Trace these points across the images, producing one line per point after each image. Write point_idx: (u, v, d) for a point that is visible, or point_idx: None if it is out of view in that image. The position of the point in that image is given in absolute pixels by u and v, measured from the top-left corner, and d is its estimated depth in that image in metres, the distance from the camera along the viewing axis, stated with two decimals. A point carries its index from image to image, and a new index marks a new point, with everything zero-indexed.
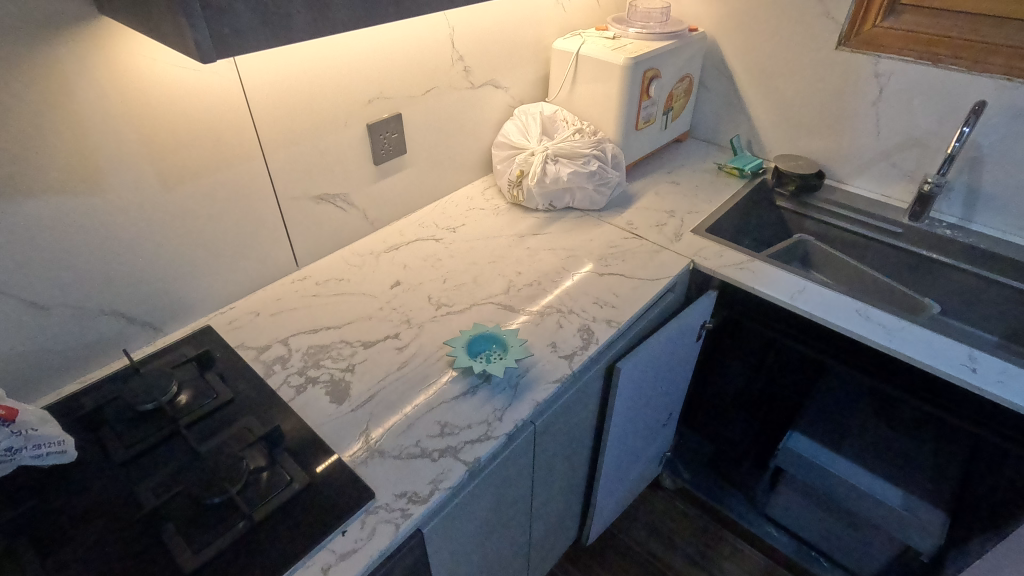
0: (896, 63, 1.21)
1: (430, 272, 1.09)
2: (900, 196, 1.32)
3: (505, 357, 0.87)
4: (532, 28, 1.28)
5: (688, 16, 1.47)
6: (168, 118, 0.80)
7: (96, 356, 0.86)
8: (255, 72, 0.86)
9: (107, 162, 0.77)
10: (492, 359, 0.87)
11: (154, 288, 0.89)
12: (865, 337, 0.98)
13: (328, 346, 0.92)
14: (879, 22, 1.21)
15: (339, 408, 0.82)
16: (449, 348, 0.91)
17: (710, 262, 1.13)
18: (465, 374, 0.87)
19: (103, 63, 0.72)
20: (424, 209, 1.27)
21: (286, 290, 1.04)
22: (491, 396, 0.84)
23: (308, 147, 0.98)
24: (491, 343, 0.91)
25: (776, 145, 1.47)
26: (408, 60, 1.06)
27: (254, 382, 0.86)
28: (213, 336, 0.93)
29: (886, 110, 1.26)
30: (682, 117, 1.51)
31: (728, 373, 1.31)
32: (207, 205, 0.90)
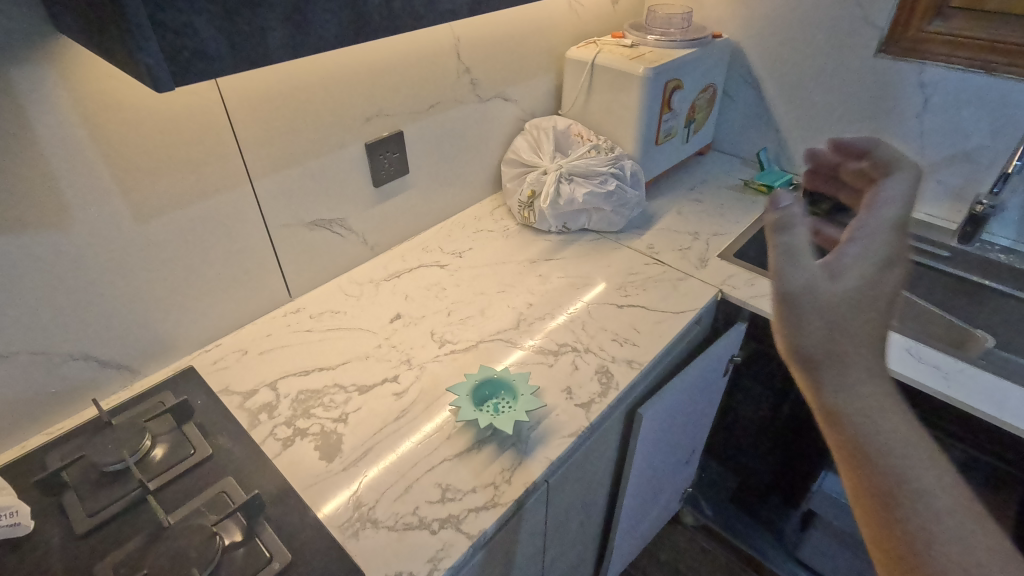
0: (944, 72, 1.10)
1: (434, 304, 1.00)
2: (947, 215, 1.21)
3: (515, 409, 0.77)
4: (543, 36, 1.19)
5: (711, 21, 1.38)
6: (139, 146, 0.72)
7: (65, 404, 0.78)
8: (237, 90, 0.77)
9: (72, 196, 0.69)
10: (500, 410, 0.78)
11: (130, 328, 0.81)
12: (918, 382, 0.88)
13: (320, 391, 0.84)
14: (925, 26, 1.10)
15: (329, 466, 0.74)
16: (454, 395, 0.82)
17: (739, 291, 1.03)
18: (470, 427, 0.78)
19: (63, 88, 0.64)
20: (429, 231, 1.18)
21: (278, 325, 0.96)
22: (499, 454, 0.75)
23: (300, 170, 0.90)
24: (500, 390, 0.82)
25: (807, 159, 1.37)
26: (409, 74, 0.97)
27: (236, 434, 0.77)
28: (195, 379, 0.85)
29: (932, 123, 1.15)
30: (704, 129, 1.41)
31: (757, 408, 1.21)
32: (187, 237, 0.81)
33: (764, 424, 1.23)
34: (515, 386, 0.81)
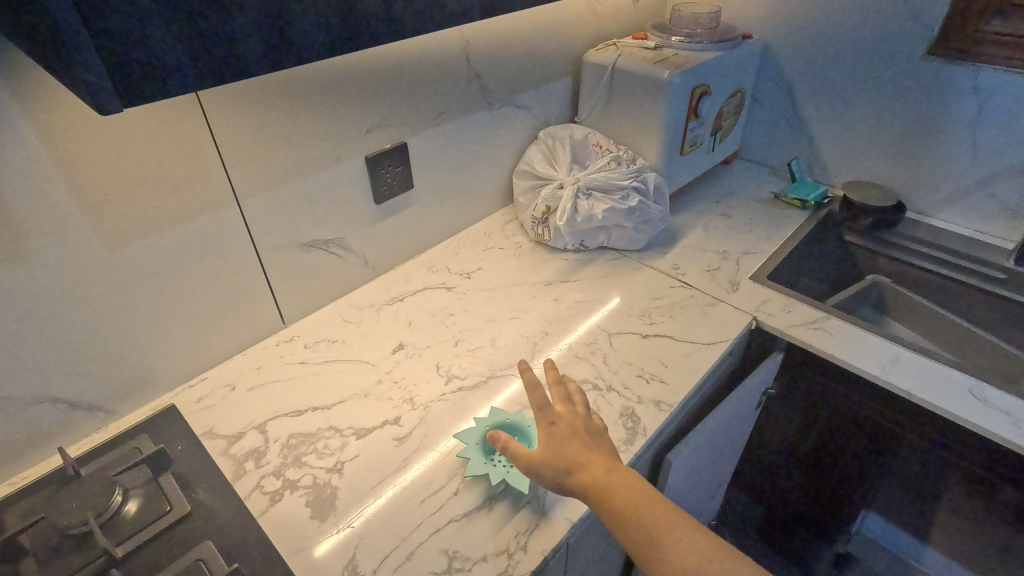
0: (1003, 76, 0.99)
1: (441, 332, 0.92)
2: (1001, 232, 1.10)
3: None
4: (560, 38, 1.10)
5: (740, 20, 1.28)
6: (109, 167, 0.64)
7: (30, 452, 0.70)
8: (221, 102, 0.69)
9: (32, 224, 0.61)
10: (513, 462, 0.71)
11: (103, 366, 0.73)
12: (985, 429, 0.78)
13: (313, 435, 0.75)
14: (981, 26, 0.99)
15: (321, 526, 0.66)
16: (463, 441, 0.74)
17: (776, 319, 0.94)
18: (481, 481, 0.70)
19: (19, 104, 0.56)
20: (435, 249, 1.10)
21: (270, 355, 0.87)
22: (515, 513, 0.66)
23: (294, 188, 0.82)
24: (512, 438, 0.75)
25: (843, 170, 1.27)
26: (414, 81, 0.89)
27: (218, 487, 0.69)
28: (177, 420, 0.77)
29: (988, 132, 1.05)
30: (731, 136, 1.32)
31: (790, 441, 1.12)
32: (167, 265, 0.73)
33: (798, 458, 1.13)
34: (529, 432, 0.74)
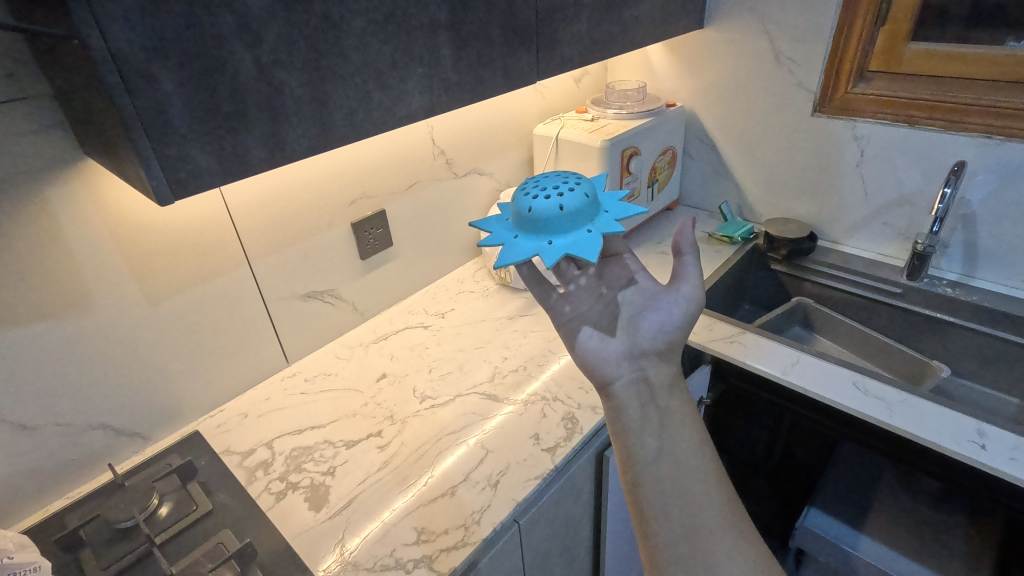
0: (873, 127, 1.20)
1: (418, 363, 1.10)
2: (897, 254, 1.29)
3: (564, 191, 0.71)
4: (512, 116, 1.34)
5: (666, 92, 1.52)
6: (153, 241, 0.84)
7: (83, 470, 0.87)
8: (239, 196, 0.91)
9: (94, 288, 0.81)
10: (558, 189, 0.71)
11: (143, 399, 0.91)
12: (861, 412, 0.95)
13: (311, 448, 0.93)
14: (851, 88, 1.21)
15: (317, 515, 0.82)
16: (541, 204, 0.69)
17: (700, 336, 1.13)
18: (697, 247, 0.71)
19: (91, 198, 0.77)
20: (415, 295, 1.29)
21: (275, 389, 1.05)
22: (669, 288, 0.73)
23: (294, 251, 1.02)
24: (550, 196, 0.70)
25: (766, 210, 1.47)
26: (389, 161, 1.11)
27: (236, 491, 0.86)
28: (201, 443, 0.94)
29: (869, 171, 1.25)
30: (669, 187, 1.53)
31: (738, 446, 1.27)
32: (192, 316, 0.93)
33: (748, 463, 1.28)
34: (514, 213, 0.73)
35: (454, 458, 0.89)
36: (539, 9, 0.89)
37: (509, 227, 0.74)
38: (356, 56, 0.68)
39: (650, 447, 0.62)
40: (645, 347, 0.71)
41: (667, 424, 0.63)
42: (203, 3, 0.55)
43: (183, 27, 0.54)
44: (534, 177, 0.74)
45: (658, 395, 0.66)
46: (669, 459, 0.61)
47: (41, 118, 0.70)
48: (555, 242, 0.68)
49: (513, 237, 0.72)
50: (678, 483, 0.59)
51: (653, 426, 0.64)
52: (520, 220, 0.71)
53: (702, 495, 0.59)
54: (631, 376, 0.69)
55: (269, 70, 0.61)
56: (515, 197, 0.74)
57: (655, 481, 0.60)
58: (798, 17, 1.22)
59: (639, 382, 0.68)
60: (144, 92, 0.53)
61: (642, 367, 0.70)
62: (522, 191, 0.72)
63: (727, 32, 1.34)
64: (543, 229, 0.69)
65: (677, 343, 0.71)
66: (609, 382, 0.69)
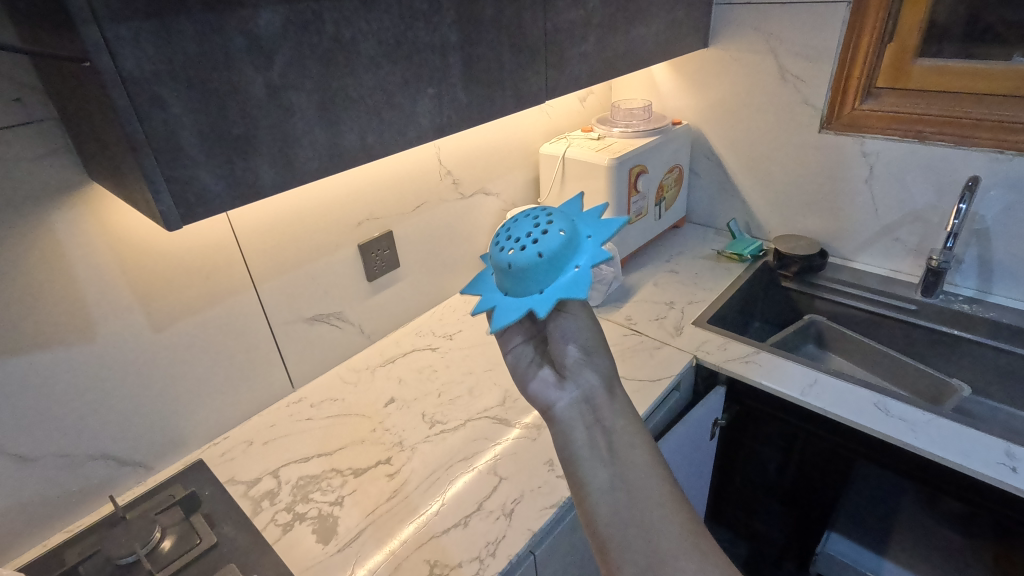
0: (882, 143, 1.19)
1: (426, 387, 1.07)
2: (910, 270, 1.27)
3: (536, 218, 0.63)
4: (518, 135, 1.33)
5: (671, 111, 1.52)
6: (159, 266, 0.82)
7: (83, 502, 0.84)
8: (246, 219, 0.90)
9: (98, 314, 0.79)
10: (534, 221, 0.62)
11: (147, 427, 0.89)
12: (883, 434, 0.93)
13: (318, 476, 0.90)
14: (858, 105, 1.21)
15: (325, 548, 0.79)
16: (554, 227, 0.60)
17: (713, 356, 1.11)
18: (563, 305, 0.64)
19: (97, 222, 0.75)
20: (422, 317, 1.27)
21: (280, 415, 1.03)
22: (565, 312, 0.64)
23: (301, 273, 1.01)
24: (540, 225, 0.61)
25: (774, 227, 1.46)
26: (396, 182, 1.10)
27: (241, 523, 0.83)
28: (205, 472, 0.92)
29: (880, 187, 1.24)
30: (676, 205, 1.52)
31: (754, 468, 1.24)
32: (197, 342, 0.91)
33: (765, 487, 1.25)
34: (549, 260, 0.58)
35: (466, 487, 0.86)
36: (548, 30, 0.88)
37: (522, 293, 0.60)
38: (366, 77, 0.67)
39: (602, 477, 0.53)
40: (574, 362, 0.62)
41: (616, 447, 0.54)
42: (214, 25, 0.54)
43: (193, 50, 0.53)
44: (501, 234, 0.62)
45: (603, 414, 0.57)
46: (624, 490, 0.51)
47: (47, 143, 0.69)
48: (585, 262, 0.59)
49: (543, 294, 0.58)
50: (643, 524, 0.50)
51: (603, 450, 0.55)
52: (564, 253, 0.59)
53: (667, 534, 0.49)
54: (572, 394, 0.60)
55: (279, 92, 0.60)
56: (503, 265, 0.60)
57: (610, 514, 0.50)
58: (802, 35, 1.22)
59: (581, 401, 0.59)
60: (153, 116, 0.52)
61: (582, 382, 0.60)
62: (508, 252, 0.60)
63: (732, 50, 1.34)
64: (563, 263, 0.59)
65: (604, 347, 0.62)
66: (550, 406, 0.59)
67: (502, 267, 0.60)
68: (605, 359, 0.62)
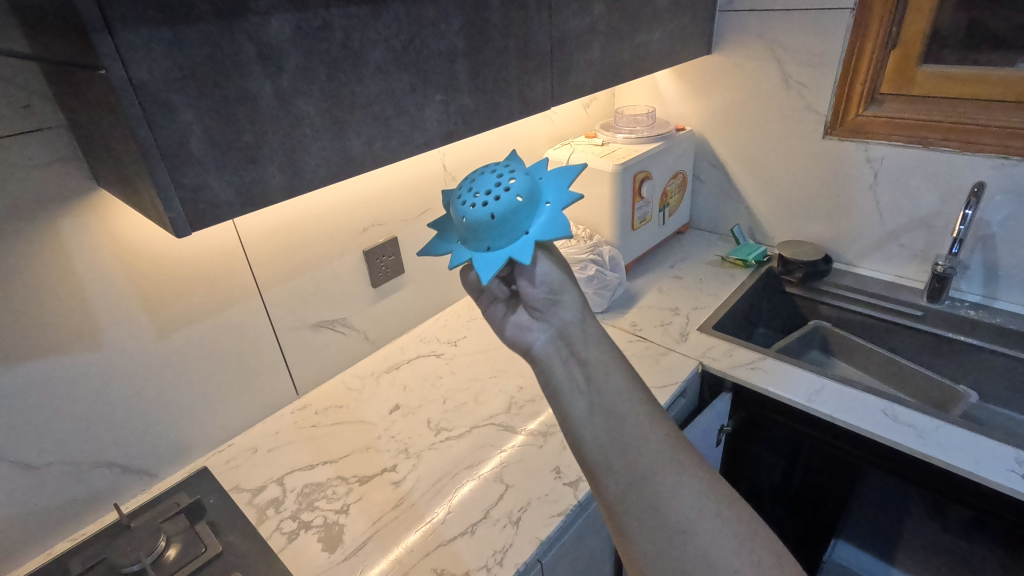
0: (887, 149, 1.20)
1: (431, 393, 1.07)
2: (915, 276, 1.27)
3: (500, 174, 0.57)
4: (522, 142, 1.33)
5: (675, 117, 1.52)
6: (165, 272, 0.82)
7: (88, 510, 0.84)
8: (253, 226, 0.90)
9: (104, 321, 0.79)
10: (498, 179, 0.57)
11: (152, 435, 0.88)
12: (892, 441, 0.92)
13: (324, 484, 0.89)
14: (862, 111, 1.21)
15: (331, 557, 0.78)
16: (513, 188, 0.55)
17: (719, 362, 1.11)
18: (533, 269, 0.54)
19: (104, 229, 0.75)
20: (426, 323, 1.27)
21: (285, 422, 1.03)
22: (543, 255, 0.54)
23: (307, 280, 1.00)
24: (504, 183, 0.56)
25: (778, 233, 1.46)
26: (401, 189, 1.10)
27: (246, 531, 0.82)
28: (210, 480, 0.91)
29: (884, 193, 1.24)
30: (680, 210, 1.52)
31: (760, 475, 1.23)
32: (202, 349, 0.90)
33: (771, 494, 1.24)
34: (503, 222, 0.54)
35: (472, 494, 0.85)
36: (553, 37, 0.89)
37: (503, 244, 0.55)
38: (373, 84, 0.67)
39: (580, 406, 0.47)
40: (543, 301, 0.54)
41: (593, 374, 0.48)
42: (225, 33, 0.54)
43: (204, 58, 0.53)
44: (462, 189, 0.57)
45: (578, 347, 0.50)
46: (606, 416, 0.46)
47: (56, 150, 0.69)
48: (553, 200, 0.58)
49: (529, 236, 0.55)
50: (625, 445, 0.45)
51: (579, 382, 0.48)
52: (518, 217, 0.55)
53: (653, 453, 0.44)
54: (549, 332, 0.53)
55: (288, 99, 0.60)
56: (481, 220, 0.55)
57: (594, 443, 0.45)
58: (806, 42, 1.23)
59: (556, 339, 0.52)
60: (164, 124, 0.52)
61: (553, 319, 0.53)
62: (485, 204, 0.55)
63: (735, 57, 1.35)
64: (513, 227, 0.55)
65: (572, 281, 0.54)
66: (529, 349, 0.53)
67: (483, 221, 0.55)
68: (574, 292, 0.53)
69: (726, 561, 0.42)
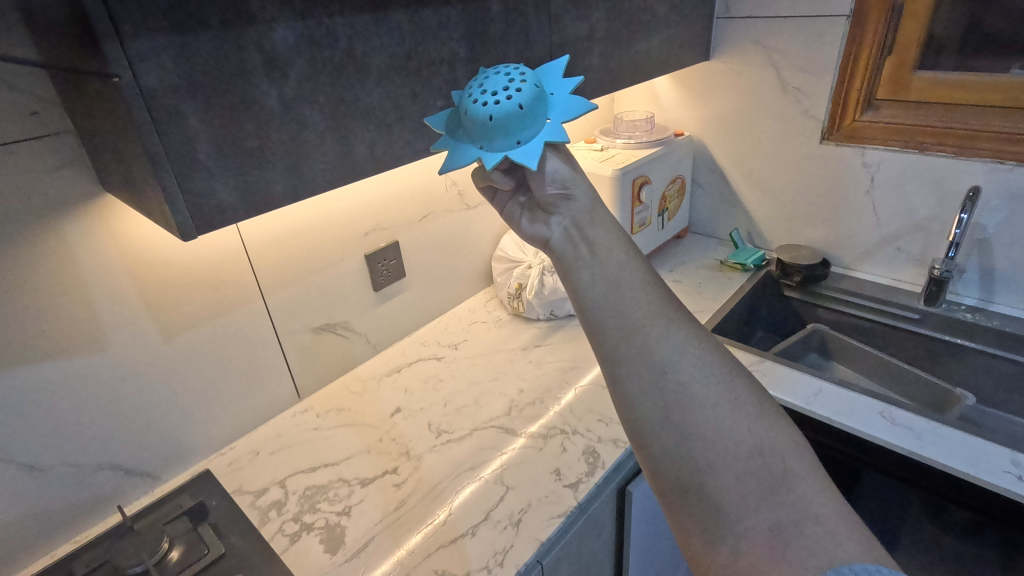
0: (883, 154, 1.21)
1: (432, 396, 1.08)
2: (912, 280, 1.28)
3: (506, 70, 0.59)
4: None
5: (673, 122, 1.53)
6: (169, 275, 0.83)
7: (91, 512, 0.84)
8: (256, 231, 0.91)
9: (109, 324, 0.79)
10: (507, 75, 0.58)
11: (155, 438, 0.89)
12: (890, 443, 0.93)
13: (325, 486, 0.90)
14: (859, 116, 1.22)
15: (333, 558, 0.79)
16: (526, 80, 0.58)
17: None
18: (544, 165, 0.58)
19: (109, 233, 0.76)
20: (427, 327, 1.28)
21: (286, 425, 1.03)
22: (553, 156, 0.59)
23: (309, 284, 1.01)
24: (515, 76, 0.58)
25: (776, 237, 1.47)
26: (402, 193, 1.11)
27: (248, 533, 0.83)
28: (212, 482, 0.92)
29: (881, 197, 1.25)
30: (678, 215, 1.53)
31: None
32: (205, 352, 0.91)
33: None
34: (527, 111, 0.57)
35: (473, 496, 0.86)
36: (553, 43, 0.90)
37: (499, 148, 0.58)
38: (375, 90, 0.68)
39: (586, 275, 0.52)
40: (555, 197, 0.59)
41: (597, 250, 0.53)
42: (232, 41, 0.55)
43: (211, 66, 0.54)
44: (473, 87, 0.58)
45: (588, 230, 0.55)
46: (605, 281, 0.50)
47: (63, 155, 0.70)
48: (555, 115, 0.60)
49: (550, 124, 0.59)
50: (622, 300, 0.49)
51: (586, 255, 0.53)
52: (538, 105, 0.58)
53: (644, 310, 0.49)
54: (561, 225, 0.59)
55: (293, 106, 0.62)
56: (482, 120, 0.57)
57: (593, 296, 0.50)
58: (802, 48, 1.24)
59: (569, 229, 0.57)
60: (172, 129, 0.53)
61: (565, 213, 0.59)
62: (487, 105, 0.56)
63: (733, 63, 1.36)
64: (536, 116, 0.58)
65: (581, 176, 0.59)
66: (547, 241, 0.59)
67: (483, 121, 0.57)
68: (584, 186, 0.58)
69: (705, 396, 0.45)
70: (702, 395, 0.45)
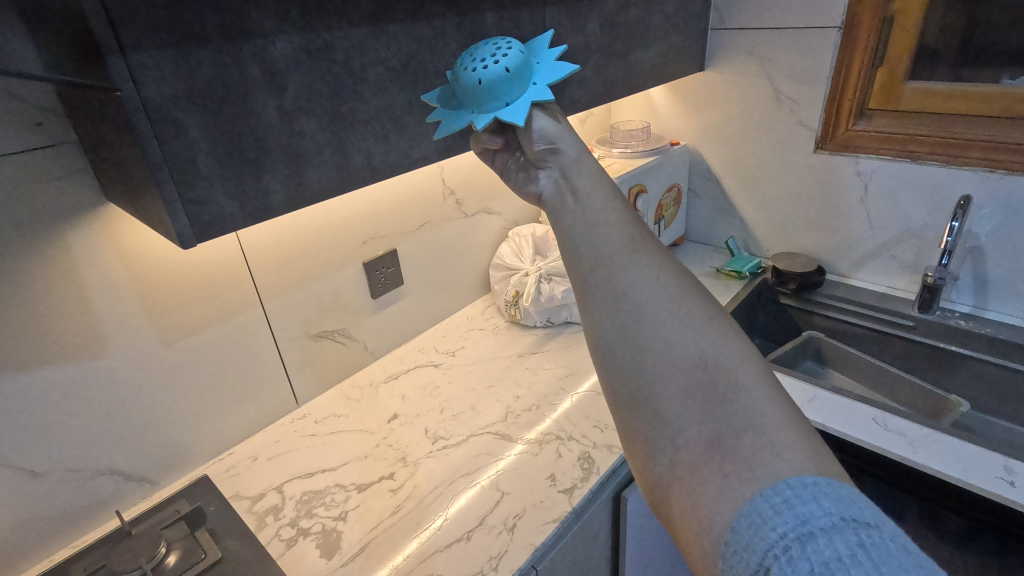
0: (876, 162, 1.22)
1: (429, 403, 1.08)
2: (906, 287, 1.29)
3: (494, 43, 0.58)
4: None
5: (669, 131, 1.55)
6: (169, 281, 0.84)
7: (90, 517, 0.85)
8: (255, 239, 0.92)
9: (110, 330, 0.81)
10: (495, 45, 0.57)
11: (154, 443, 0.90)
12: (883, 449, 0.93)
13: (322, 492, 0.91)
14: (852, 125, 1.24)
15: (329, 563, 0.79)
16: (514, 48, 0.57)
17: None
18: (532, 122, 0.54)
19: (110, 239, 0.77)
20: (425, 334, 1.29)
21: (284, 431, 1.04)
22: (540, 113, 0.54)
23: (308, 291, 1.03)
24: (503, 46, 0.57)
25: (772, 246, 1.48)
26: (400, 202, 1.12)
27: (245, 538, 0.83)
28: (209, 488, 0.92)
29: (875, 206, 1.26)
30: (675, 223, 1.55)
31: None
32: (204, 359, 0.92)
33: None
34: (515, 73, 0.55)
35: (468, 501, 0.87)
36: None
37: (489, 112, 0.56)
38: (372, 100, 0.70)
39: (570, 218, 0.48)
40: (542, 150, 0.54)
41: (580, 194, 0.49)
42: (232, 54, 0.57)
43: (211, 77, 0.56)
44: (463, 59, 0.58)
45: (577, 182, 0.50)
46: (583, 221, 0.47)
47: (67, 165, 0.72)
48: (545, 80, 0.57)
49: (538, 85, 0.56)
50: (596, 236, 0.46)
51: (569, 200, 0.50)
52: (526, 69, 0.56)
53: (616, 244, 0.46)
54: (552, 179, 0.53)
55: (291, 116, 0.63)
56: (471, 86, 0.56)
57: (569, 236, 0.48)
58: (795, 59, 1.26)
59: (559, 180, 0.52)
60: (172, 139, 0.55)
61: (553, 167, 0.53)
62: (476, 70, 0.55)
63: (728, 73, 1.38)
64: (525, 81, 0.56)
65: (569, 129, 0.53)
66: (537, 198, 0.54)
67: (471, 87, 0.56)
68: (572, 139, 0.53)
69: (664, 322, 0.44)
70: (667, 328, 0.44)
